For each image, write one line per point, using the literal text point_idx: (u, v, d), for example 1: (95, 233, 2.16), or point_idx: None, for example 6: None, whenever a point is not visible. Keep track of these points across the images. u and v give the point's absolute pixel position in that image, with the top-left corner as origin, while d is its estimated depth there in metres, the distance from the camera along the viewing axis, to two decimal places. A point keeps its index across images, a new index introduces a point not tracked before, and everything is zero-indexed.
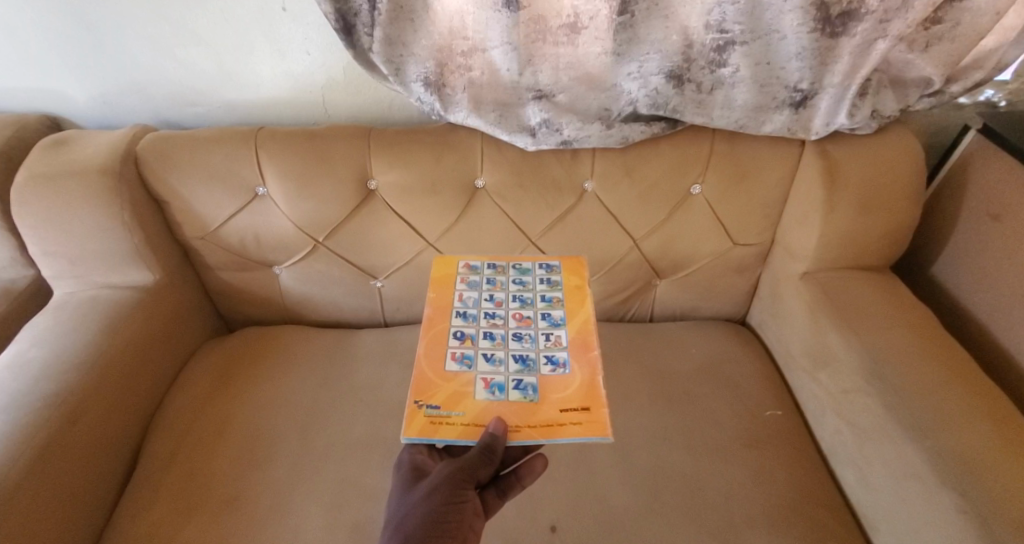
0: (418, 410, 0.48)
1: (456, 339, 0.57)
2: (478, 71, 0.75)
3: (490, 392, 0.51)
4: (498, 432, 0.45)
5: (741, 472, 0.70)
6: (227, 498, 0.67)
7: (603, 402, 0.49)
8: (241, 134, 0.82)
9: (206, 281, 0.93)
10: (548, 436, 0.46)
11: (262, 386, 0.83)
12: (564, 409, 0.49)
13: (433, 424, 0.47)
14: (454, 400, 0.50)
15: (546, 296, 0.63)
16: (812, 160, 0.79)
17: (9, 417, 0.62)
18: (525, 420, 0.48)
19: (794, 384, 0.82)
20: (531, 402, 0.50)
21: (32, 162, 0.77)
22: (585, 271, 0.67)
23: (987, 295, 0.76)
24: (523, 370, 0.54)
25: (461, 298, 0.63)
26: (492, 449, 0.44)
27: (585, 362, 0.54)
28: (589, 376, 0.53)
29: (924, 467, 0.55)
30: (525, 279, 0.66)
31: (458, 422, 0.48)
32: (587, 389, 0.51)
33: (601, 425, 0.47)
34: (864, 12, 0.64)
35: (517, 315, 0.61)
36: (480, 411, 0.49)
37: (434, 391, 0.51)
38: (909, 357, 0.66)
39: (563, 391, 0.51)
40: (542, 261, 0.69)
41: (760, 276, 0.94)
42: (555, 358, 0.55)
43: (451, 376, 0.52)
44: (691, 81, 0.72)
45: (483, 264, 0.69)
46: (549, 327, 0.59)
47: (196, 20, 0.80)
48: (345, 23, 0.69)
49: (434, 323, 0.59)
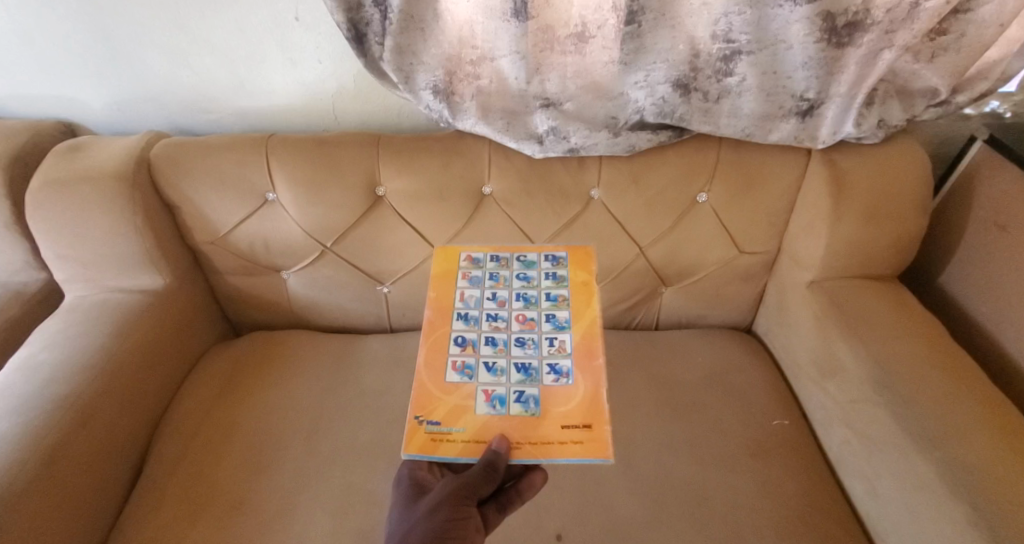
0: (419, 427, 0.49)
1: (457, 346, 0.57)
2: (486, 79, 0.76)
3: (491, 406, 0.51)
4: (501, 450, 0.46)
5: (749, 483, 0.69)
6: (233, 503, 0.67)
7: (605, 420, 0.49)
8: (252, 141, 0.82)
9: (215, 285, 0.93)
10: (545, 455, 0.46)
11: (268, 391, 0.83)
12: (566, 425, 0.49)
13: (433, 441, 0.47)
14: (455, 415, 0.50)
15: (551, 294, 0.63)
16: (819, 170, 0.79)
17: (19, 419, 0.62)
18: (526, 437, 0.48)
19: (801, 393, 0.82)
20: (532, 416, 0.50)
21: (46, 168, 0.78)
22: (592, 264, 0.67)
23: (995, 306, 0.76)
24: (525, 380, 0.54)
25: (462, 297, 0.63)
26: (494, 467, 0.44)
27: (589, 373, 0.54)
28: (593, 387, 0.53)
29: (935, 482, 0.54)
30: (530, 275, 0.66)
31: (459, 439, 0.48)
32: (590, 403, 0.51)
33: (601, 445, 0.47)
34: (870, 23, 0.64)
35: (520, 317, 0.61)
36: (480, 428, 0.49)
37: (434, 407, 0.51)
38: (918, 370, 0.65)
39: (566, 404, 0.51)
40: (548, 253, 0.69)
41: (766, 285, 0.94)
42: (559, 366, 0.55)
43: (452, 388, 0.52)
44: (697, 90, 0.73)
45: (486, 257, 0.69)
46: (553, 330, 0.59)
47: (210, 29, 0.82)
48: (356, 32, 0.69)
49: (434, 326, 0.59)
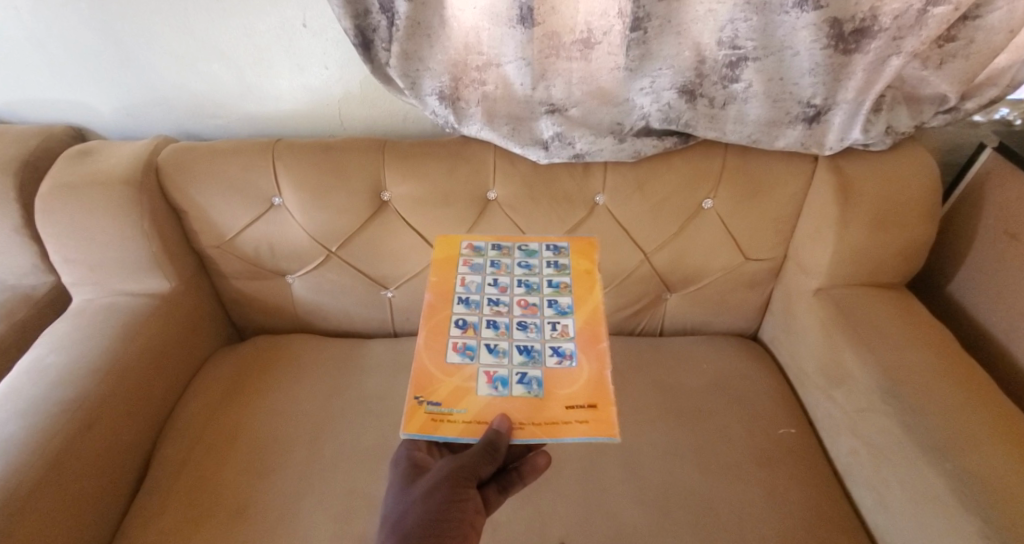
0: (419, 407, 0.48)
1: (458, 328, 0.57)
2: (492, 85, 0.76)
3: (493, 387, 0.51)
4: (501, 430, 0.46)
5: (755, 492, 0.68)
6: (236, 508, 0.67)
7: (610, 400, 0.49)
8: (260, 145, 0.83)
9: (221, 289, 0.94)
10: (552, 435, 0.46)
11: (272, 395, 0.83)
12: (570, 405, 0.49)
13: (434, 421, 0.47)
14: (456, 397, 0.50)
15: (553, 281, 0.63)
16: (826, 177, 0.78)
17: (26, 422, 0.62)
18: (530, 418, 0.48)
19: (808, 402, 0.81)
20: (535, 397, 0.50)
21: (56, 172, 0.79)
22: (595, 254, 0.67)
23: (1007, 315, 0.75)
24: (528, 362, 0.54)
25: (463, 282, 0.62)
26: (495, 447, 0.45)
27: (592, 355, 0.54)
28: (597, 370, 0.52)
29: (945, 492, 0.53)
30: (531, 263, 0.65)
31: (460, 420, 0.48)
32: (594, 385, 0.51)
33: (607, 425, 0.47)
34: (877, 29, 0.64)
35: (522, 302, 0.60)
36: (482, 408, 0.49)
37: (435, 388, 0.50)
38: (928, 379, 0.64)
39: (570, 386, 0.51)
40: (549, 242, 0.69)
41: (772, 292, 0.93)
42: (562, 349, 0.55)
43: (453, 370, 0.52)
44: (703, 96, 0.73)
45: (487, 246, 0.68)
46: (555, 315, 0.59)
47: (218, 35, 0.82)
48: (364, 39, 0.70)
49: (435, 310, 0.59)
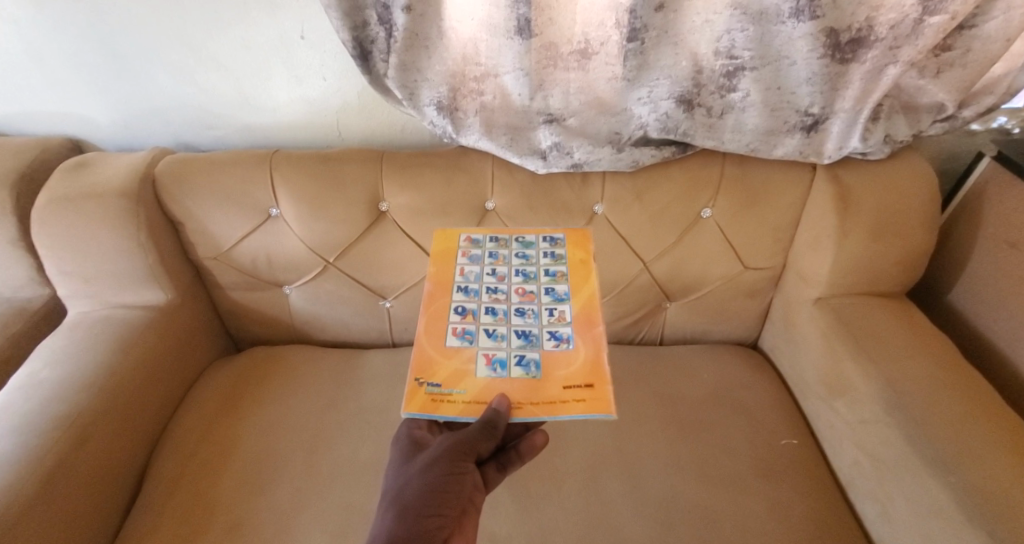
0: (419, 388, 0.48)
1: (457, 315, 0.56)
2: (490, 95, 0.76)
3: (491, 369, 0.50)
4: (501, 409, 0.45)
5: (758, 505, 0.68)
6: (231, 523, 0.66)
7: (607, 379, 0.49)
8: (257, 157, 0.83)
9: (217, 301, 0.93)
10: (550, 413, 0.46)
11: (269, 408, 0.82)
12: (567, 385, 0.49)
13: (434, 401, 0.47)
14: (456, 378, 0.49)
15: (549, 270, 0.62)
16: (824, 186, 0.78)
17: (18, 439, 0.61)
18: (529, 398, 0.47)
19: (810, 413, 0.80)
20: (533, 379, 0.49)
21: (53, 184, 0.79)
22: (591, 245, 0.66)
23: (1008, 323, 0.74)
24: (526, 345, 0.53)
25: (462, 273, 0.62)
26: (494, 425, 0.44)
27: (589, 339, 0.53)
28: (593, 352, 0.52)
29: (950, 507, 0.52)
30: (529, 253, 0.65)
31: (460, 400, 0.47)
32: (591, 366, 0.51)
33: (603, 403, 0.46)
34: (873, 39, 0.64)
35: (519, 290, 0.60)
36: (481, 389, 0.48)
37: (435, 370, 0.50)
38: (930, 390, 0.64)
39: (567, 367, 0.51)
40: (546, 234, 0.68)
41: (772, 301, 0.93)
42: (559, 333, 0.54)
43: (453, 352, 0.52)
44: (701, 105, 0.73)
45: (485, 238, 0.68)
46: (552, 302, 0.58)
47: (216, 47, 0.83)
48: (362, 50, 0.70)
49: (434, 298, 0.58)
